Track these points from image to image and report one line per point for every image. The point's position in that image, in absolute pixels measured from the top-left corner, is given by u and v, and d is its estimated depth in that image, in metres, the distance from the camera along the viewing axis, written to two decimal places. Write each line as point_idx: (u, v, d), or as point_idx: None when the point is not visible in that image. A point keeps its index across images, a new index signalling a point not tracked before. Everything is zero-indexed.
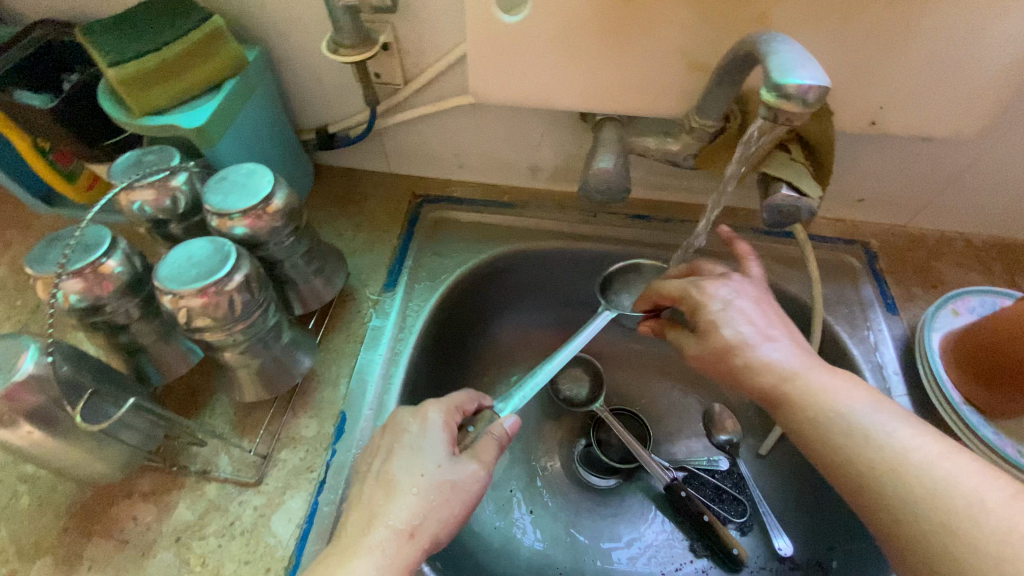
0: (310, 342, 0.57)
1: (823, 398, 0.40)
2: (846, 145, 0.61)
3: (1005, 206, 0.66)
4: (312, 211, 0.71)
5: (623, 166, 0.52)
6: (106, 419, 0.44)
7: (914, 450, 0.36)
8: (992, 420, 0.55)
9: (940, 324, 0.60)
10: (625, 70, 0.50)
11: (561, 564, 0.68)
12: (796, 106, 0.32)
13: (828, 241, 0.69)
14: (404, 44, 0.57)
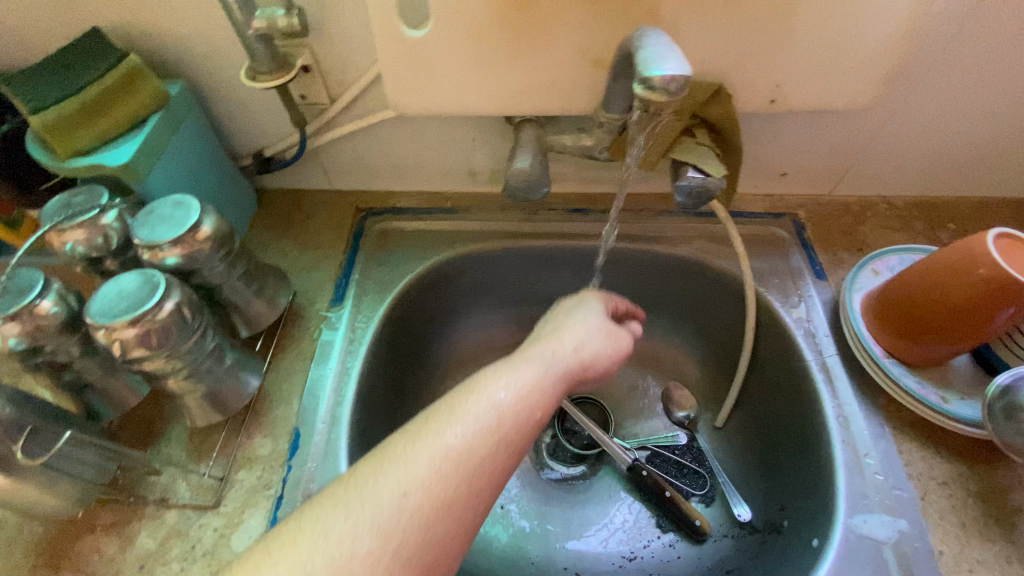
0: (255, 362, 0.58)
1: None
2: (760, 124, 0.64)
3: (917, 167, 0.70)
4: (258, 234, 0.72)
5: (541, 164, 0.54)
6: (49, 452, 0.45)
7: None
8: (914, 371, 0.58)
9: (862, 284, 0.63)
10: (533, 73, 0.52)
11: (532, 553, 0.70)
12: (662, 96, 0.35)
13: (758, 216, 0.72)
14: (324, 64, 0.59)
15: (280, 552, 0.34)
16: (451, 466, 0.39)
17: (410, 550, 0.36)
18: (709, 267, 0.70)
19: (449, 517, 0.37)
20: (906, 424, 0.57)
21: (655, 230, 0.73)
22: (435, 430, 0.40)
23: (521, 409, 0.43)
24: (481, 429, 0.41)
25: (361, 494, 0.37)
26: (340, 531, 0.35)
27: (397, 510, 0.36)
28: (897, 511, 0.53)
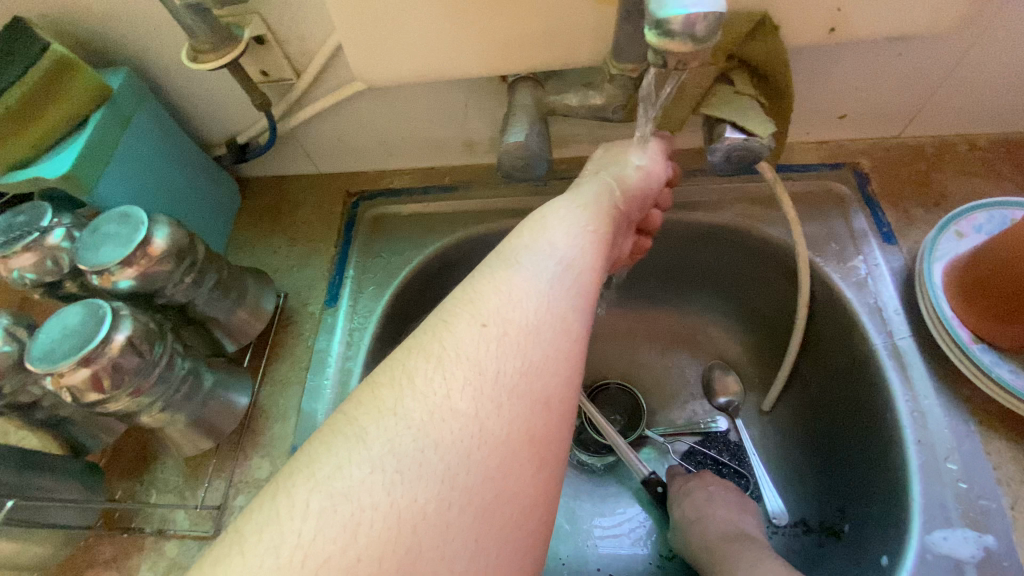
0: (242, 377, 0.53)
1: None
2: (814, 58, 0.51)
3: (1013, 95, 0.56)
4: (242, 230, 0.65)
5: (539, 134, 0.45)
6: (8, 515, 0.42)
7: None
8: (1009, 356, 0.47)
9: (943, 251, 0.52)
10: (522, 21, 0.42)
11: (563, 554, 0.64)
12: (684, 45, 0.25)
13: (810, 169, 0.61)
14: (281, 33, 0.50)
15: (367, 408, 0.29)
16: (531, 297, 0.34)
17: (512, 378, 0.30)
18: (751, 234, 0.60)
19: (545, 342, 0.32)
20: (999, 418, 0.48)
21: (686, 194, 0.62)
22: (501, 267, 0.35)
23: (586, 238, 0.38)
24: (552, 259, 0.36)
25: (441, 334, 0.32)
26: (429, 371, 0.30)
27: (486, 342, 0.31)
28: (983, 526, 0.44)
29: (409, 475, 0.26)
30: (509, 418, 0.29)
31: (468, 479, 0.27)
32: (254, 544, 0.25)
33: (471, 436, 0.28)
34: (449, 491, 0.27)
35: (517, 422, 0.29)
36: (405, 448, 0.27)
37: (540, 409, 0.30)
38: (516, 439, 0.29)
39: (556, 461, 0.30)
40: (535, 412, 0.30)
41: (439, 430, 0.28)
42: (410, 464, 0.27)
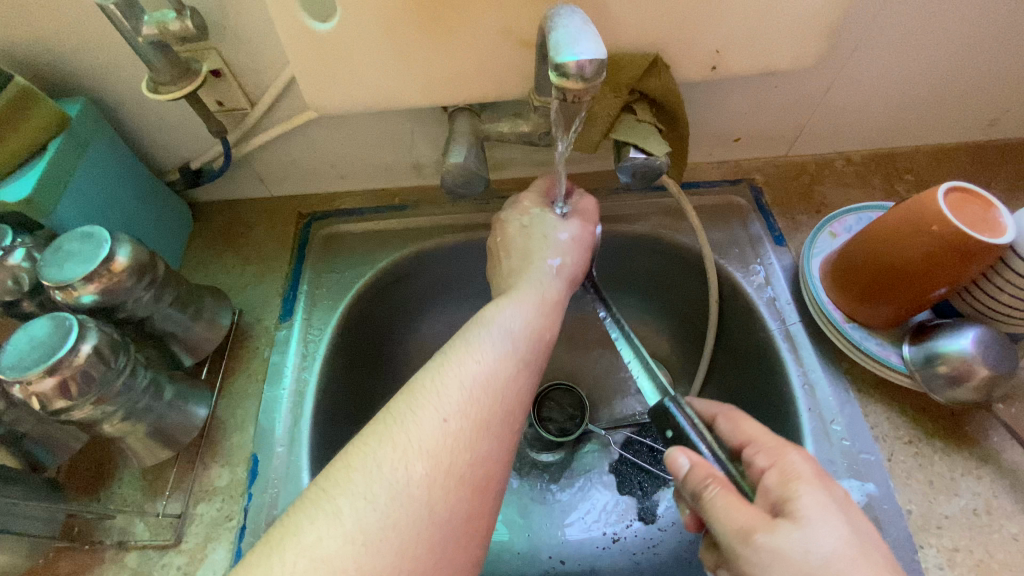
0: (202, 390, 0.56)
1: None
2: (706, 91, 0.61)
3: (871, 118, 0.68)
4: (196, 252, 0.68)
5: (477, 156, 0.51)
6: None
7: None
8: (875, 333, 0.57)
9: (820, 249, 0.62)
10: (456, 60, 0.48)
11: (517, 546, 0.68)
12: (577, 83, 0.32)
13: (713, 185, 0.70)
14: (236, 66, 0.55)
15: (343, 486, 0.35)
16: (485, 393, 0.40)
17: (461, 468, 0.36)
18: (669, 242, 0.68)
19: (489, 436, 0.38)
20: (874, 386, 0.57)
21: (612, 209, 0.70)
22: (457, 363, 0.41)
23: (529, 338, 0.45)
24: (498, 358, 0.42)
25: (409, 424, 0.37)
26: (395, 459, 0.36)
27: (445, 437, 0.37)
28: (864, 475, 0.52)
29: (374, 544, 0.32)
30: (455, 501, 0.35)
31: (417, 549, 0.33)
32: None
33: (423, 515, 0.34)
34: (403, 557, 0.33)
35: (460, 503, 0.35)
36: (373, 522, 0.33)
37: (478, 492, 0.37)
38: (456, 515, 0.35)
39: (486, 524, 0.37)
40: (475, 495, 0.36)
41: (399, 511, 0.34)
42: (375, 537, 0.33)
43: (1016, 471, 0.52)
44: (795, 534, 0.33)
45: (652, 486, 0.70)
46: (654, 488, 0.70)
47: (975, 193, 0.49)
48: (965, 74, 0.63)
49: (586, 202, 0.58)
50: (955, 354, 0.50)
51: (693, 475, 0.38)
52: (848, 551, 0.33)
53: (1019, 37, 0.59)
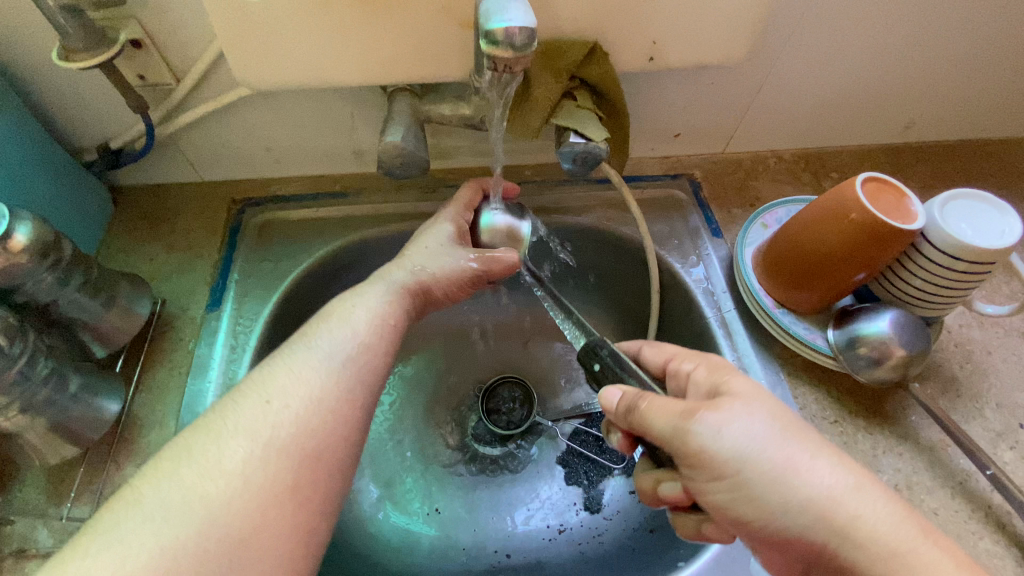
0: (113, 385, 0.51)
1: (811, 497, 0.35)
2: (645, 84, 0.62)
3: (800, 118, 0.71)
4: (116, 238, 0.63)
5: (416, 136, 0.50)
6: None
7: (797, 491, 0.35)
8: (804, 318, 0.60)
9: (753, 239, 0.64)
10: (395, 38, 0.47)
11: (462, 542, 0.67)
12: (507, 52, 0.31)
13: (654, 179, 0.72)
14: (160, 37, 0.51)
15: (153, 476, 0.35)
16: (316, 376, 0.40)
17: (285, 438, 0.37)
18: (612, 233, 0.69)
19: (321, 410, 0.39)
20: (804, 370, 0.59)
21: (557, 200, 0.71)
22: (294, 354, 0.42)
23: (379, 322, 0.46)
24: (339, 343, 0.43)
25: (226, 413, 0.38)
26: (208, 444, 0.36)
27: (265, 416, 0.38)
28: None
29: (176, 522, 0.33)
30: (277, 470, 0.36)
31: (227, 523, 0.33)
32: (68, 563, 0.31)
33: (238, 489, 0.34)
34: (210, 535, 0.33)
35: (283, 473, 0.36)
36: (174, 501, 0.34)
37: (309, 461, 0.37)
38: (278, 487, 0.35)
39: (323, 498, 0.37)
40: (306, 465, 0.37)
41: (207, 485, 0.34)
42: (177, 515, 0.33)
43: (932, 447, 0.55)
44: (733, 416, 0.36)
45: (597, 475, 0.70)
46: (599, 477, 0.70)
47: (890, 184, 0.52)
48: (882, 78, 0.68)
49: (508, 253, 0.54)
50: (875, 336, 0.53)
51: (629, 395, 0.41)
52: (774, 428, 0.37)
53: (926, 44, 0.64)
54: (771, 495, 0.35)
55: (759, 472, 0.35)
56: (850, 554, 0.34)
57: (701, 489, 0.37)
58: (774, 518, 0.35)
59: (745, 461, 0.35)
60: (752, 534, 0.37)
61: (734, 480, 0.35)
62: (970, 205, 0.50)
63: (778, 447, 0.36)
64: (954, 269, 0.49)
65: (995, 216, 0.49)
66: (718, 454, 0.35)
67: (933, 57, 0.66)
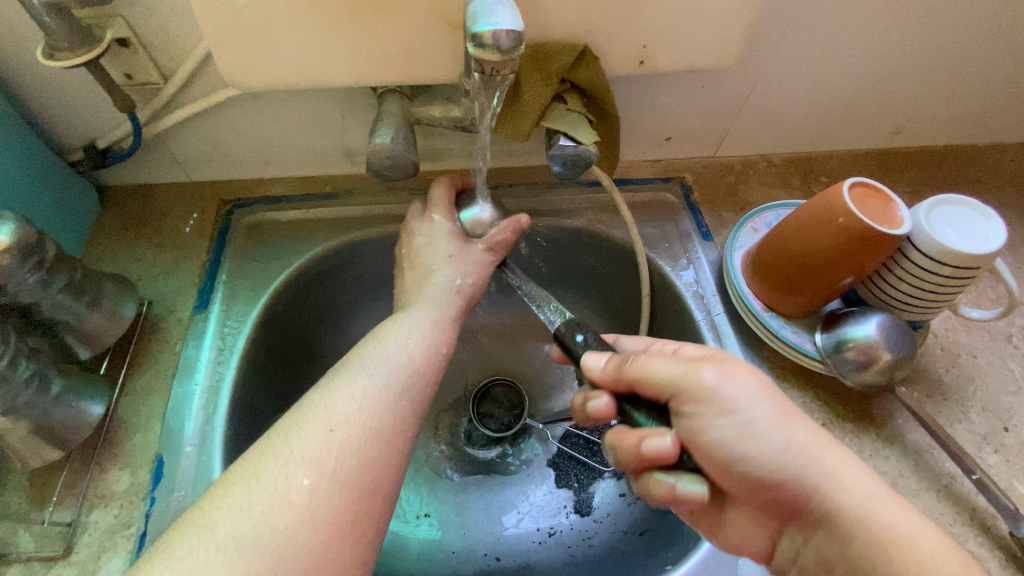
0: (97, 387, 0.51)
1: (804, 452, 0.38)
2: (636, 87, 0.63)
3: (790, 123, 0.72)
4: (102, 239, 0.62)
5: (405, 138, 0.50)
6: None
7: (791, 444, 0.38)
8: (792, 322, 0.60)
9: (742, 243, 0.64)
10: (384, 40, 0.47)
11: (452, 545, 0.66)
12: (494, 54, 0.31)
13: (645, 182, 0.72)
14: (147, 37, 0.51)
15: (218, 502, 0.35)
16: (377, 404, 0.41)
17: (347, 471, 0.37)
18: (603, 236, 0.69)
19: (379, 439, 0.40)
20: (793, 374, 0.60)
21: (548, 203, 0.71)
22: (349, 377, 0.42)
23: (427, 352, 0.47)
24: (394, 369, 0.44)
25: (287, 438, 0.38)
26: (273, 470, 0.36)
27: (328, 445, 0.38)
28: None
29: (246, 553, 0.33)
30: (341, 502, 0.36)
31: (295, 556, 0.33)
32: None
33: (304, 518, 0.35)
34: (280, 559, 0.33)
35: (345, 505, 0.36)
36: (245, 532, 0.33)
37: (370, 494, 0.38)
38: (341, 518, 0.36)
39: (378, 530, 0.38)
40: (365, 496, 0.37)
41: (276, 515, 0.34)
42: (245, 546, 0.33)
43: (918, 450, 0.56)
44: (731, 372, 0.40)
45: (588, 478, 0.70)
46: (590, 480, 0.70)
47: (876, 189, 0.52)
48: (871, 84, 0.68)
49: (498, 233, 0.56)
50: (861, 340, 0.54)
51: (619, 357, 0.44)
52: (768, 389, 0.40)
53: (914, 51, 0.65)
54: (769, 445, 0.38)
55: (761, 418, 0.39)
56: (835, 501, 0.38)
57: (704, 426, 0.39)
58: (771, 463, 0.38)
59: (749, 405, 0.39)
60: (740, 478, 0.39)
61: (735, 427, 0.38)
62: (955, 210, 0.51)
63: (772, 401, 0.40)
64: (940, 274, 0.50)
65: (981, 221, 0.50)
66: (724, 399, 0.39)
67: (922, 64, 0.66)
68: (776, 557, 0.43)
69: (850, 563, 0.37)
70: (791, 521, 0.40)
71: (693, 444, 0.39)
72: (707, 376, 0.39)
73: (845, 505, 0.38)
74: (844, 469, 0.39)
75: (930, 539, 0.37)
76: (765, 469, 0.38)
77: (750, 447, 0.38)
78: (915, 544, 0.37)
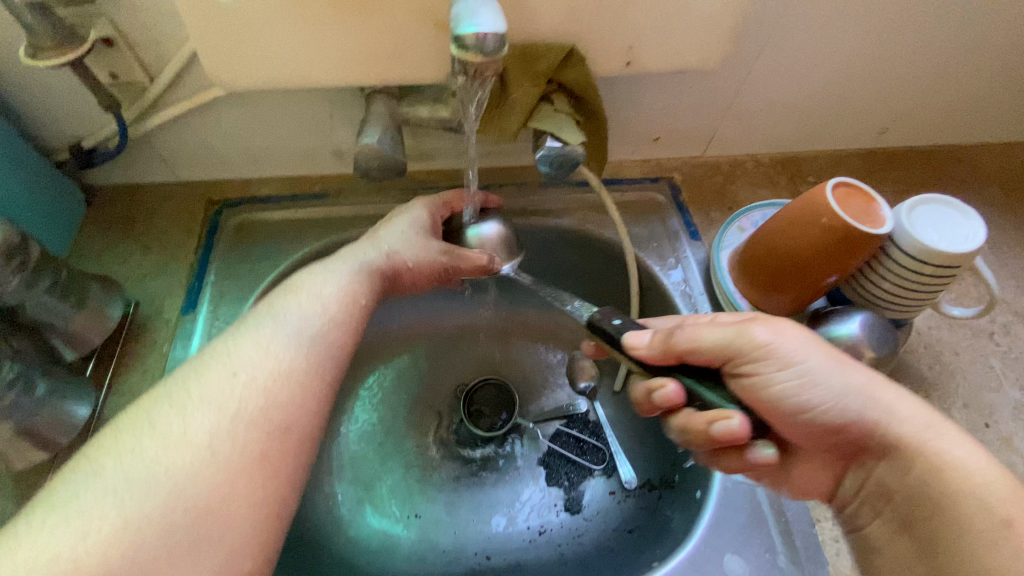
0: (84, 389, 0.51)
1: (863, 390, 0.41)
2: (624, 87, 0.63)
3: (777, 124, 0.73)
4: (89, 239, 0.62)
5: (393, 138, 0.50)
6: None
7: (850, 386, 0.41)
8: (778, 320, 0.60)
9: (729, 242, 0.65)
10: (371, 40, 0.47)
11: (442, 544, 0.67)
12: (478, 55, 0.32)
13: (634, 182, 0.73)
14: (132, 35, 0.51)
15: (109, 448, 0.35)
16: (282, 350, 0.42)
17: (251, 413, 0.39)
18: (592, 235, 0.69)
19: (288, 382, 0.41)
20: None
21: (538, 202, 0.71)
22: (257, 326, 0.44)
23: (346, 300, 0.47)
24: (306, 318, 0.45)
25: (184, 385, 0.39)
26: (172, 416, 0.37)
27: (230, 388, 0.39)
28: None
29: (139, 493, 0.34)
30: (243, 443, 0.37)
31: (194, 496, 0.34)
32: (22, 546, 0.31)
33: (203, 462, 0.36)
34: (175, 499, 0.34)
35: (250, 446, 0.37)
36: (138, 472, 0.34)
37: (275, 436, 0.39)
38: (247, 460, 0.37)
39: (293, 471, 0.39)
40: (272, 437, 0.38)
41: (176, 457, 0.35)
42: (139, 485, 0.34)
43: None
44: (779, 325, 0.43)
45: (578, 476, 0.71)
46: (580, 478, 0.71)
47: (860, 189, 0.53)
48: (856, 85, 0.69)
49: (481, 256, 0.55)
50: (845, 338, 0.53)
51: (663, 330, 0.44)
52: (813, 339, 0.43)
53: (897, 52, 0.66)
54: (831, 389, 0.41)
55: (818, 364, 0.41)
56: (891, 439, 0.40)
57: (766, 380, 0.41)
58: (834, 404, 0.41)
59: (805, 354, 0.41)
60: (811, 421, 0.42)
61: (800, 374, 0.41)
62: (937, 210, 0.52)
63: (825, 350, 0.42)
64: (922, 273, 0.51)
65: (961, 221, 0.51)
66: (782, 351, 0.41)
67: (905, 65, 0.67)
68: (835, 498, 0.45)
69: (907, 492, 0.39)
70: (853, 460, 0.43)
71: (760, 397, 0.42)
72: (759, 333, 0.42)
73: (899, 440, 0.40)
74: (899, 402, 0.41)
75: (981, 462, 0.38)
76: (830, 412, 0.41)
77: (810, 391, 0.41)
78: (968, 467, 0.38)
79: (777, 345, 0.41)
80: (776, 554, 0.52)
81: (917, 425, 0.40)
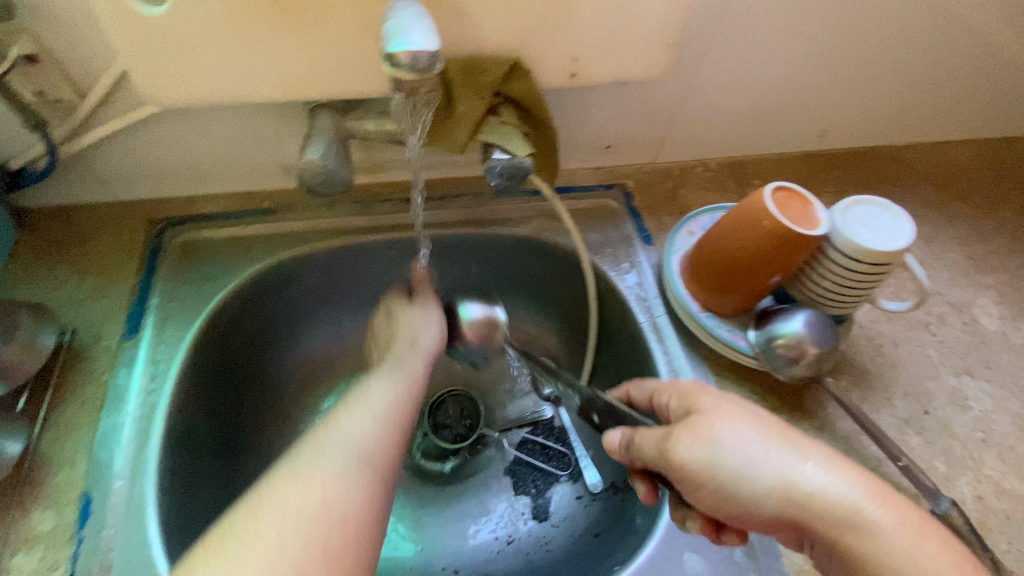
0: (12, 427, 0.49)
1: (820, 497, 0.37)
2: (573, 97, 0.64)
3: (723, 129, 0.75)
4: (19, 264, 0.59)
5: (337, 153, 0.49)
6: None
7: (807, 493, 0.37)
8: (727, 320, 0.62)
9: (679, 246, 0.66)
10: (311, 55, 0.46)
11: (409, 562, 0.66)
12: (411, 73, 0.32)
13: (588, 190, 0.74)
14: (56, 51, 0.49)
15: None
16: (349, 470, 0.40)
17: (330, 543, 0.36)
18: (549, 243, 0.70)
19: (357, 509, 0.38)
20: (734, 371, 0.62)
21: (494, 212, 0.71)
22: (309, 450, 0.41)
23: (402, 407, 0.46)
24: (364, 433, 0.43)
25: (252, 516, 0.36)
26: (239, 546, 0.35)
27: (297, 516, 0.36)
28: None
29: None
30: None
31: None
32: None
33: None
34: None
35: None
36: None
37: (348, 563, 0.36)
38: None
39: None
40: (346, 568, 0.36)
41: None
42: None
43: (848, 438, 0.59)
44: (713, 432, 0.40)
45: (545, 483, 0.71)
46: (546, 485, 0.71)
47: (798, 193, 0.55)
48: (793, 90, 0.72)
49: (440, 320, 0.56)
50: (790, 336, 0.56)
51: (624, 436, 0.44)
52: (758, 441, 0.39)
53: (829, 59, 0.69)
54: (779, 499, 0.38)
55: (761, 474, 0.38)
56: (860, 550, 0.36)
57: (708, 496, 0.40)
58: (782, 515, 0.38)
59: (742, 465, 0.38)
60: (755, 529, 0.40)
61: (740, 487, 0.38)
62: (869, 210, 0.54)
63: (768, 447, 0.39)
64: (858, 270, 0.53)
65: (891, 220, 0.53)
66: (719, 463, 0.39)
67: (836, 72, 0.71)
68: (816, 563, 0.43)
69: None
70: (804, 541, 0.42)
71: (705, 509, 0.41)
72: (690, 447, 0.40)
73: (872, 553, 0.36)
74: (863, 506, 0.37)
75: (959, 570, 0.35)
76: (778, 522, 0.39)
77: (733, 497, 0.39)
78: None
79: (716, 459, 0.39)
80: (733, 550, 0.53)
81: (846, 513, 0.37)
